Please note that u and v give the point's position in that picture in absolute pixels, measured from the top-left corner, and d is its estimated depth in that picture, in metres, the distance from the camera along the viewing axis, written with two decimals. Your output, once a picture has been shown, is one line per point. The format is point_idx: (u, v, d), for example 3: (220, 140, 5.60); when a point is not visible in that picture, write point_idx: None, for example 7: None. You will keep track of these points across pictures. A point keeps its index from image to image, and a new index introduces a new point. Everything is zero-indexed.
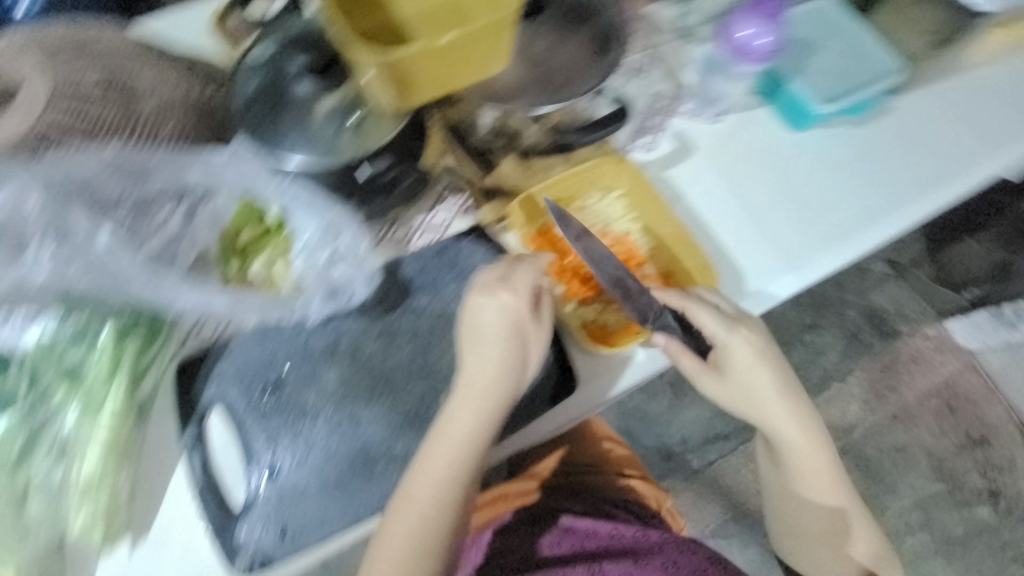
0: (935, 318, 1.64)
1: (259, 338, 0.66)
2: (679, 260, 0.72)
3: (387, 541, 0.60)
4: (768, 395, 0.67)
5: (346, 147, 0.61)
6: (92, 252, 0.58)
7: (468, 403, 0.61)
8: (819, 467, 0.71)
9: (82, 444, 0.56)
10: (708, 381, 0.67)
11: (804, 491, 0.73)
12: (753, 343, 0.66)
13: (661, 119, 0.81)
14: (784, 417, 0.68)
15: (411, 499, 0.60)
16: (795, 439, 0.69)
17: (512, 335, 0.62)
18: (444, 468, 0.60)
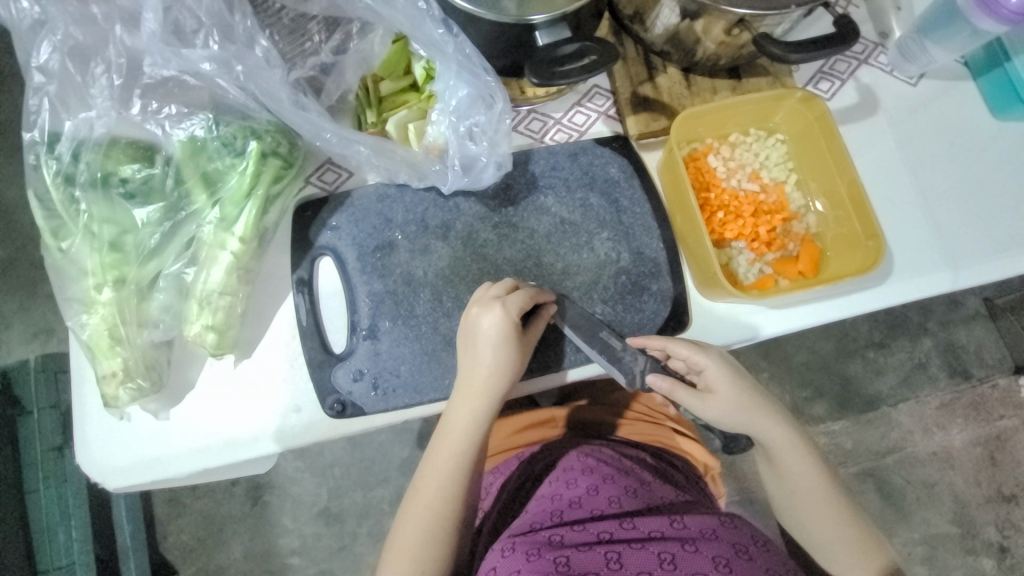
0: (1009, 370, 1.57)
1: (380, 197, 0.65)
2: (834, 224, 0.66)
3: (404, 533, 0.57)
4: (743, 405, 0.62)
5: (512, 1, 0.53)
6: (250, 59, 0.53)
7: (465, 416, 0.58)
8: (814, 475, 0.64)
9: (211, 255, 0.58)
10: (690, 400, 0.62)
11: (803, 507, 0.65)
12: (728, 357, 0.62)
13: (849, 67, 0.71)
14: (764, 424, 0.63)
15: (416, 509, 0.57)
16: (774, 449, 0.64)
17: (512, 359, 0.58)
18: (453, 469, 0.57)
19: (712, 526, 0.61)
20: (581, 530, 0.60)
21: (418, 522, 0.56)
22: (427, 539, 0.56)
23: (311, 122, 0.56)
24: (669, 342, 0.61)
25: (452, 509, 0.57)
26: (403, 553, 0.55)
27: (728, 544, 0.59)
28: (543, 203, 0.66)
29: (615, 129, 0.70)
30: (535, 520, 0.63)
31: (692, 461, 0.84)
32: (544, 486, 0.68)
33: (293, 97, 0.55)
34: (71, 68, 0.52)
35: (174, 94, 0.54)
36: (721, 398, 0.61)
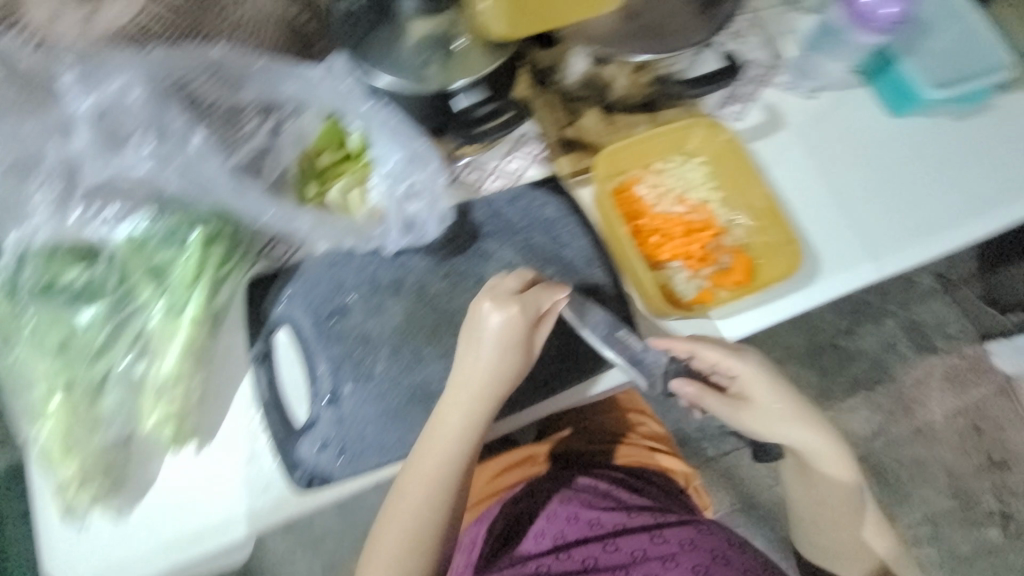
0: (975, 339, 1.61)
1: (328, 264, 0.66)
2: (761, 234, 0.70)
3: (388, 531, 0.57)
4: (830, 439, 0.68)
5: (436, 76, 0.59)
6: (186, 155, 0.56)
7: (461, 417, 0.58)
8: (849, 485, 0.70)
9: (162, 345, 0.58)
10: (720, 406, 0.66)
11: (881, 527, 0.72)
12: (766, 364, 0.67)
13: (753, 90, 0.78)
14: (796, 435, 0.67)
15: (405, 502, 0.57)
16: (846, 475, 0.69)
17: (518, 356, 0.58)
18: (442, 468, 0.57)
19: (690, 536, 0.68)
20: (568, 559, 0.66)
21: (404, 524, 0.57)
22: (415, 541, 0.57)
23: (250, 203, 0.59)
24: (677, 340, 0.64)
25: (438, 514, 0.57)
26: (390, 550, 0.57)
27: (705, 553, 0.66)
28: (489, 249, 0.69)
29: (548, 170, 0.73)
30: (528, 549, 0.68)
31: (673, 476, 0.88)
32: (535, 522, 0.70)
33: (233, 184, 0.58)
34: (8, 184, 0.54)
35: (114, 195, 0.56)
36: (754, 406, 0.66)
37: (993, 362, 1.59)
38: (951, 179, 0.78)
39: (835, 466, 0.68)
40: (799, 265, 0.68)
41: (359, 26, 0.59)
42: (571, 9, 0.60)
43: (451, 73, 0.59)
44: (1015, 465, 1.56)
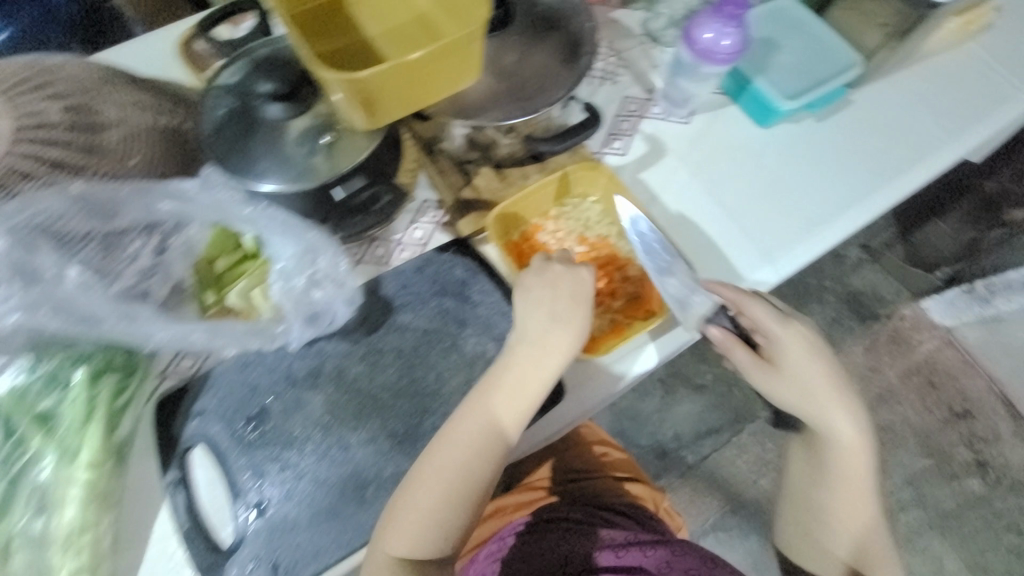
0: (909, 299, 1.69)
1: (240, 367, 0.65)
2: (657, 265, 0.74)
3: (420, 484, 0.58)
4: (852, 422, 0.67)
5: (319, 166, 0.59)
6: (60, 293, 0.54)
7: (518, 373, 0.62)
8: (856, 475, 0.68)
9: (60, 495, 0.54)
10: (746, 362, 0.67)
11: (864, 523, 0.69)
12: (808, 336, 0.67)
13: (631, 125, 0.83)
14: (834, 416, 0.66)
15: (446, 449, 0.59)
16: (847, 455, 0.67)
17: (575, 311, 0.63)
18: (491, 427, 0.60)
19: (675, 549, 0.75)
20: None
21: (449, 452, 0.59)
22: (455, 473, 0.59)
23: (137, 330, 0.57)
24: (746, 301, 0.66)
25: (480, 467, 0.59)
26: (420, 498, 0.58)
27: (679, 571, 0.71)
28: (404, 321, 0.69)
29: (452, 233, 0.76)
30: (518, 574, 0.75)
31: (642, 501, 0.91)
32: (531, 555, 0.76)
33: (121, 311, 0.56)
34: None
35: None
36: (783, 376, 0.66)
37: (932, 318, 1.66)
38: (828, 174, 0.84)
39: (846, 454, 0.67)
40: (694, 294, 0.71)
41: (222, 139, 0.59)
42: (436, 62, 0.56)
43: (335, 160, 0.60)
44: (977, 412, 1.61)
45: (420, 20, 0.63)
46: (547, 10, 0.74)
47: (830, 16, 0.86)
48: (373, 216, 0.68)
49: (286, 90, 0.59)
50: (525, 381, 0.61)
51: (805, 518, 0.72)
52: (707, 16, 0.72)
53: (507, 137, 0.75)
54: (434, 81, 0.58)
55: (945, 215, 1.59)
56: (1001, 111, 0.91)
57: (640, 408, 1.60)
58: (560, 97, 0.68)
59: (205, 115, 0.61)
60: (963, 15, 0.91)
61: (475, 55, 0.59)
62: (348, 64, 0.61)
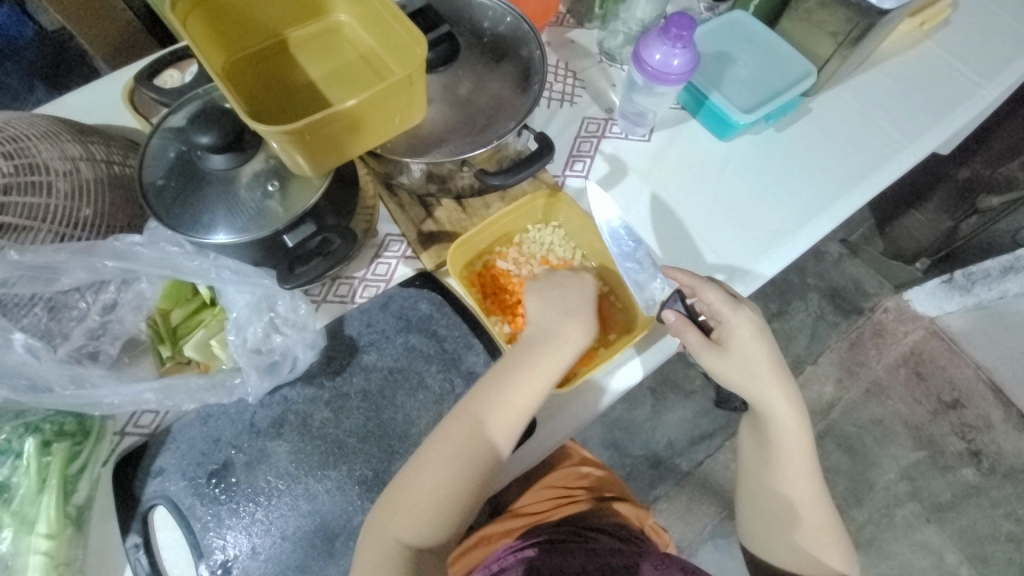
0: (891, 291, 1.70)
1: (201, 421, 0.63)
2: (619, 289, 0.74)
3: (422, 471, 0.58)
4: (787, 398, 0.67)
5: (270, 214, 0.58)
6: (6, 361, 0.53)
7: (533, 369, 0.61)
8: (798, 450, 0.68)
9: (19, 565, 0.53)
10: (697, 344, 0.66)
11: (812, 500, 0.69)
12: (755, 319, 0.66)
13: (591, 145, 0.83)
14: (772, 394, 0.66)
15: (450, 438, 0.59)
16: (787, 430, 0.68)
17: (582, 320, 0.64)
18: (498, 421, 0.60)
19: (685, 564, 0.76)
20: None
21: (450, 447, 0.59)
22: (456, 465, 0.58)
23: (89, 396, 0.56)
24: (701, 284, 0.66)
25: (482, 464, 0.59)
26: (422, 484, 0.58)
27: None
28: (369, 361, 0.68)
29: (417, 266, 0.74)
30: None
31: (629, 522, 0.90)
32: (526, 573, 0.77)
33: (70, 375, 0.56)
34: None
35: None
36: (729, 358, 0.66)
37: (915, 309, 1.67)
38: (791, 184, 0.84)
39: (785, 430, 0.68)
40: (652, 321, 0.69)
41: (167, 191, 0.58)
42: (379, 103, 0.55)
43: (287, 205, 0.59)
44: (967, 400, 1.62)
45: (366, 58, 0.63)
46: (497, 38, 0.74)
47: (783, 27, 0.87)
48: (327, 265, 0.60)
49: (229, 141, 0.57)
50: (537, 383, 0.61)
51: (755, 500, 0.72)
52: (655, 37, 0.72)
53: (463, 170, 0.71)
54: (380, 121, 0.58)
55: (924, 205, 1.54)
56: (961, 110, 0.91)
57: (631, 417, 1.59)
58: (511, 128, 0.67)
59: (145, 168, 0.60)
60: (915, 15, 0.93)
61: (419, 94, 0.59)
62: (292, 107, 0.61)
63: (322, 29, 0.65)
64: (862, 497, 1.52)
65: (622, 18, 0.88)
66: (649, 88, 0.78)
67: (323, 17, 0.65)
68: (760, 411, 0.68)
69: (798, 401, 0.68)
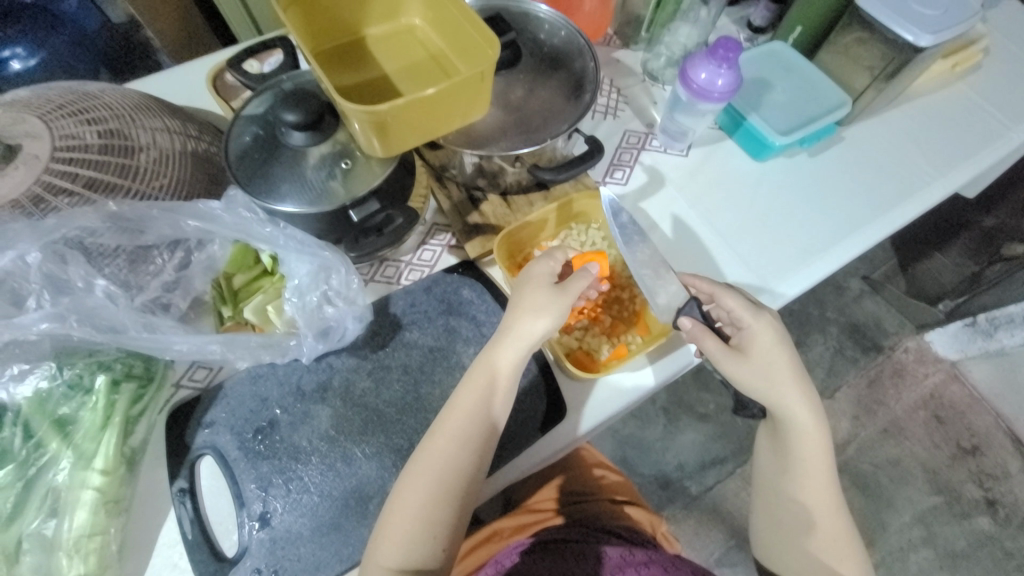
0: (913, 331, 1.68)
1: (252, 380, 0.67)
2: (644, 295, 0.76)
3: (406, 486, 0.58)
4: (808, 406, 0.68)
5: (336, 191, 0.63)
6: (89, 303, 0.57)
7: (490, 369, 0.62)
8: (817, 458, 0.69)
9: (71, 500, 0.55)
10: (718, 352, 0.67)
11: (829, 510, 0.70)
12: (775, 326, 0.68)
13: (631, 156, 0.88)
14: (795, 402, 0.67)
15: (428, 451, 0.60)
16: (807, 439, 0.69)
17: (543, 326, 0.62)
18: (463, 424, 0.60)
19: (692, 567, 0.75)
20: None
21: (420, 473, 0.59)
22: (431, 488, 0.58)
23: (160, 340, 0.60)
24: (717, 290, 0.69)
25: (456, 480, 0.59)
26: (408, 499, 0.58)
27: None
28: (411, 338, 0.72)
29: (460, 256, 0.79)
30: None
31: (640, 525, 0.90)
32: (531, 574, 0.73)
33: (142, 322, 0.59)
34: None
35: (15, 354, 0.55)
36: (751, 364, 0.67)
37: (936, 351, 1.66)
38: (823, 207, 0.87)
39: (805, 437, 0.69)
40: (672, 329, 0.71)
41: (248, 164, 0.64)
42: (448, 97, 0.61)
43: (350, 186, 0.64)
44: (986, 448, 1.59)
45: (435, 58, 0.69)
46: (552, 50, 0.79)
47: (820, 59, 0.92)
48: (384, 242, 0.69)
49: (311, 121, 0.62)
50: (497, 396, 0.62)
51: (771, 508, 0.73)
52: (702, 60, 0.77)
53: (514, 166, 0.75)
54: (445, 113, 0.63)
55: (947, 248, 1.55)
56: (991, 150, 0.94)
57: (642, 436, 1.59)
58: (564, 130, 0.71)
59: (230, 142, 0.65)
60: (948, 57, 0.97)
61: (485, 92, 0.64)
62: (367, 97, 0.66)
63: (397, 30, 0.71)
64: (874, 537, 1.49)
65: (665, 42, 0.94)
66: (691, 106, 0.82)
67: (399, 19, 0.71)
68: (781, 418, 0.68)
69: (821, 410, 0.69)
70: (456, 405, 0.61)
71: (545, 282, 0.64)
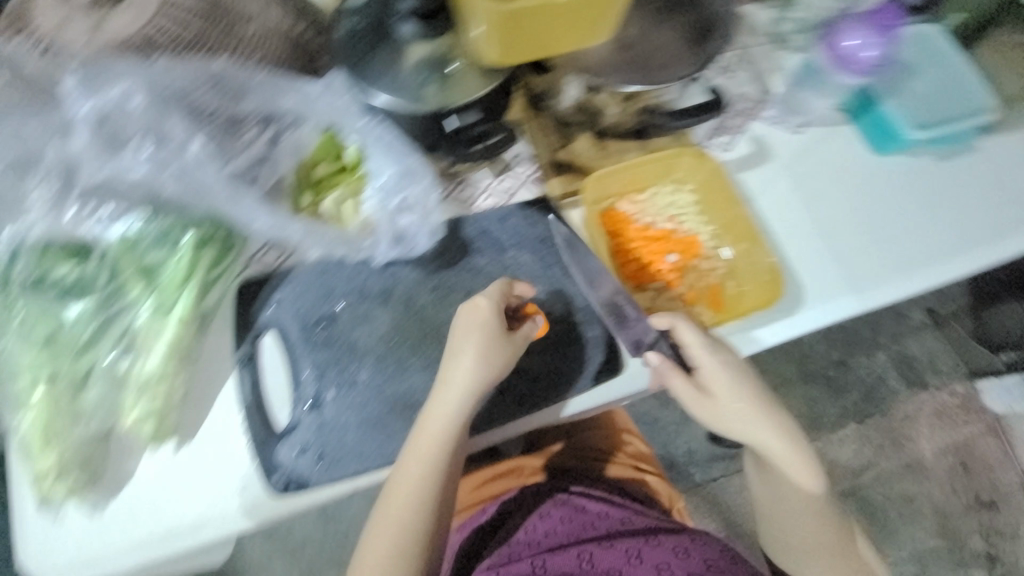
0: (965, 376, 1.57)
1: (319, 272, 0.67)
2: (748, 259, 0.71)
3: (385, 511, 0.60)
4: (779, 436, 0.66)
5: (430, 98, 0.60)
6: (186, 160, 0.58)
7: (444, 409, 0.59)
8: (804, 493, 0.68)
9: (146, 343, 0.58)
10: (692, 395, 0.65)
11: (823, 525, 0.70)
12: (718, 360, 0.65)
13: (740, 121, 0.80)
14: (777, 445, 0.66)
15: (398, 484, 0.59)
16: (794, 475, 0.67)
17: (487, 373, 0.60)
18: (427, 461, 0.58)
19: (682, 544, 0.77)
20: (562, 555, 0.76)
21: (387, 516, 0.60)
22: (397, 527, 0.59)
23: (243, 210, 0.60)
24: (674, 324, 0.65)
25: (429, 506, 0.60)
26: (389, 522, 0.59)
27: (698, 560, 0.75)
28: (478, 263, 0.70)
29: (540, 190, 0.75)
30: (514, 552, 0.77)
31: (654, 493, 0.91)
32: (522, 533, 0.79)
33: (231, 190, 0.60)
34: (11, 179, 0.58)
35: (110, 195, 0.58)
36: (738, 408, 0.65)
37: (983, 402, 1.54)
38: (910, 231, 0.77)
39: (788, 474, 0.67)
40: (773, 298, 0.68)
41: (357, 49, 0.62)
42: (576, 10, 0.56)
43: (448, 94, 0.61)
44: (1006, 507, 1.51)
45: None
46: None
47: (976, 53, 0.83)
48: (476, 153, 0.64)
49: (428, 13, 0.60)
50: (457, 440, 0.60)
51: (781, 527, 0.72)
52: (854, 25, 0.77)
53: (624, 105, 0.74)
54: (568, 30, 0.58)
55: None
56: None
57: (658, 416, 1.58)
58: (688, 74, 0.66)
59: (343, 24, 0.63)
60: None
61: (612, 15, 0.59)
62: None
63: None
64: None
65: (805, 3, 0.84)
66: (825, 77, 0.80)
67: None
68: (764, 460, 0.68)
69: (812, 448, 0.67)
70: (414, 444, 0.59)
71: (493, 327, 0.60)
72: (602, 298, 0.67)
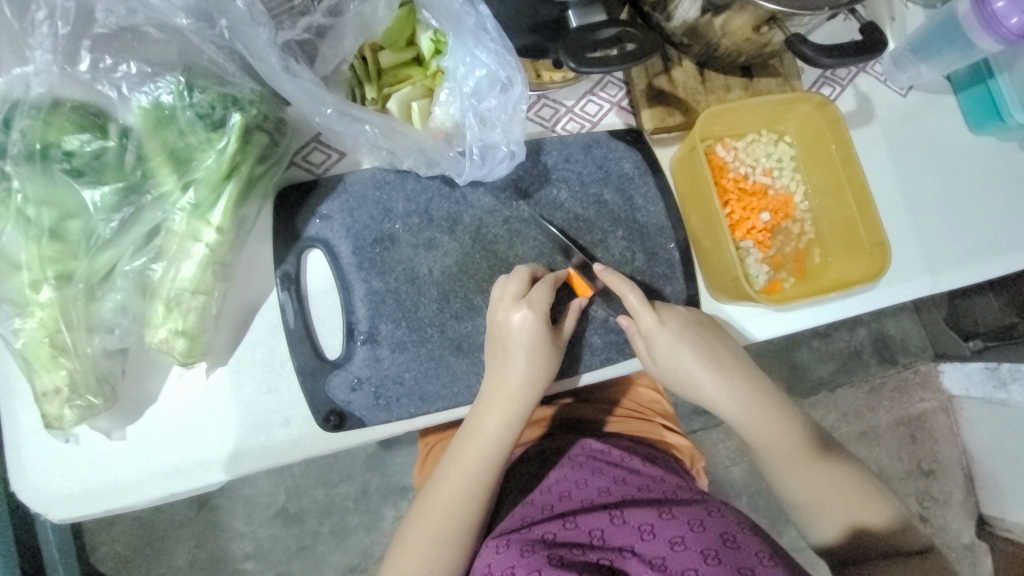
0: (929, 358, 1.26)
1: (376, 183, 0.57)
2: (852, 224, 0.64)
3: (421, 520, 0.53)
4: (738, 393, 0.59)
5: None
6: (237, 13, 0.43)
7: (498, 418, 0.54)
8: (774, 432, 0.59)
9: (182, 248, 0.49)
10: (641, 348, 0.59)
11: (818, 469, 0.58)
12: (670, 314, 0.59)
13: (848, 73, 0.73)
14: (706, 381, 0.59)
15: (441, 490, 0.54)
16: (750, 416, 0.59)
17: (541, 382, 0.55)
18: (479, 468, 0.54)
19: (698, 516, 0.54)
20: (575, 529, 0.54)
21: (429, 523, 0.53)
22: (441, 536, 0.52)
23: (306, 94, 0.47)
24: (630, 295, 0.58)
25: (475, 514, 0.54)
26: (423, 531, 0.53)
27: (715, 533, 0.52)
28: (556, 197, 0.61)
29: (628, 122, 0.66)
30: (526, 515, 0.57)
31: (678, 454, 0.74)
32: (536, 492, 0.60)
33: (283, 62, 0.46)
34: (6, 12, 0.40)
35: (133, 48, 0.44)
36: (674, 358, 0.58)
37: (941, 383, 1.26)
38: (983, 217, 0.74)
39: (743, 416, 0.59)
40: (873, 276, 0.62)
41: None
42: None
43: None
44: (941, 476, 1.27)
45: None
46: None
47: None
48: (617, 58, 0.49)
49: None
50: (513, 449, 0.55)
51: (800, 496, 0.58)
52: None
53: (759, 29, 0.56)
54: None
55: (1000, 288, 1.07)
56: None
57: None
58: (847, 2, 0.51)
59: None
60: None
61: None
62: None
63: None
64: None
65: None
66: (971, 30, 0.63)
67: None
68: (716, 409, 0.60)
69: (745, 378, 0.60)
70: (459, 451, 0.55)
71: (543, 332, 0.54)
72: (670, 247, 0.63)
